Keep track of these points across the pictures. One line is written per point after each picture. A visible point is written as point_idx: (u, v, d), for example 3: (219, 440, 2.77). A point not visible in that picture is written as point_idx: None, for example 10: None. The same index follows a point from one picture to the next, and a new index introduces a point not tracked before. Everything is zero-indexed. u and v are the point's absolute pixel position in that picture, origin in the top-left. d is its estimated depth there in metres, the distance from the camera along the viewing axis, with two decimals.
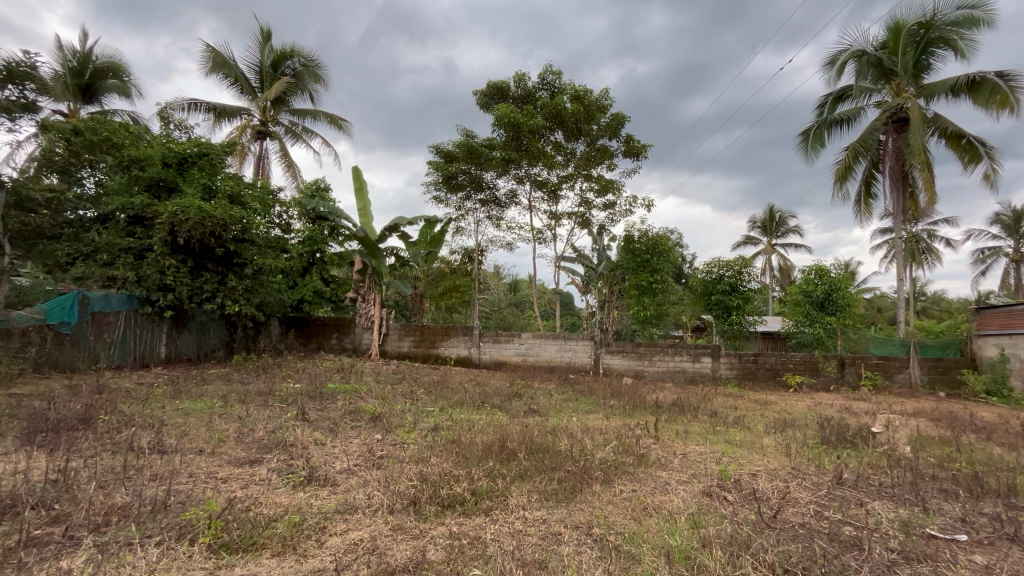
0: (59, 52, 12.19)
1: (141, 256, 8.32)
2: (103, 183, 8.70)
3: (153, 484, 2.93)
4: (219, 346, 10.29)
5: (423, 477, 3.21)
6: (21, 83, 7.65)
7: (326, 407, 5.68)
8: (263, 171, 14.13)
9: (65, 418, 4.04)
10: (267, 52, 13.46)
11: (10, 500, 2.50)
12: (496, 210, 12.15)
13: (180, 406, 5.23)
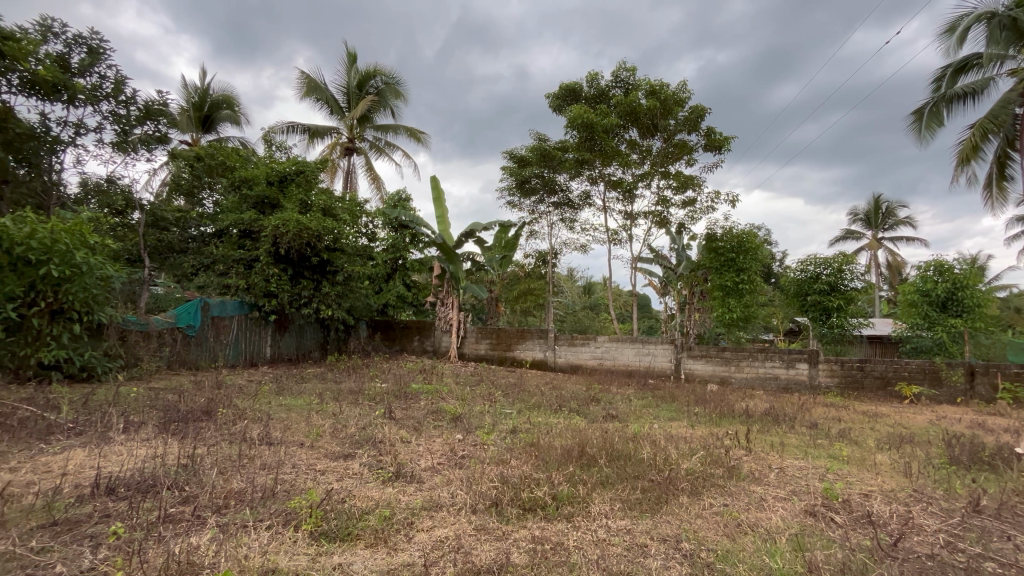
0: (185, 90, 13.98)
1: (250, 266, 9.27)
2: (219, 202, 9.83)
3: (263, 472, 3.23)
4: (314, 347, 11.18)
5: (504, 479, 3.24)
6: (157, 119, 8.88)
7: (410, 406, 5.94)
8: (351, 184, 15.17)
9: (193, 410, 4.58)
10: (353, 73, 14.47)
11: (151, 480, 2.88)
12: (570, 212, 12.05)
13: (284, 402, 5.73)
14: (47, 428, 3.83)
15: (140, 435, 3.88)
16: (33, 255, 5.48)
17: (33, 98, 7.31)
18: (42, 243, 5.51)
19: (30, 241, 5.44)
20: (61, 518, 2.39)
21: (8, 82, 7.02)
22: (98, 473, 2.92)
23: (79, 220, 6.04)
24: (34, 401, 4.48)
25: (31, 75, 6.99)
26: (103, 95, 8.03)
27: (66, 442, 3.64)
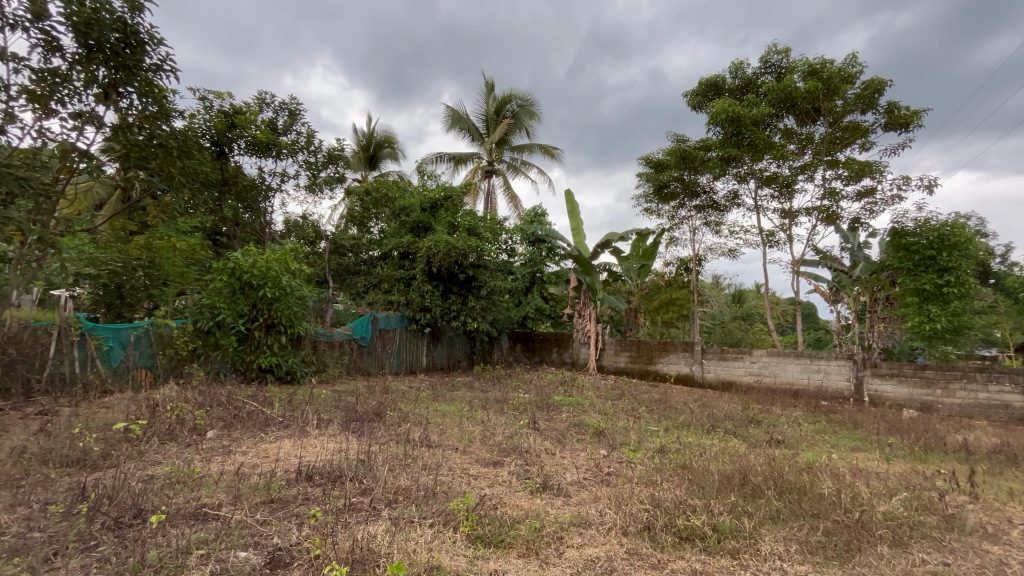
0: (356, 135, 16.38)
1: (408, 284, 10.38)
2: (384, 229, 11.21)
3: (424, 473, 3.53)
4: (462, 357, 12.03)
5: (656, 502, 3.05)
6: (336, 163, 10.58)
7: (553, 418, 5.98)
8: (491, 204, 16.12)
9: (367, 412, 5.25)
10: (491, 101, 15.47)
11: (339, 471, 3.35)
12: (715, 215, 11.13)
13: (439, 408, 6.25)
14: (265, 421, 4.73)
15: (329, 430, 4.57)
16: (255, 281, 6.89)
17: (253, 156, 9.27)
18: (260, 271, 6.92)
19: (253, 269, 6.87)
20: (276, 496, 2.91)
21: (238, 146, 9.02)
22: (300, 461, 3.50)
23: (285, 251, 7.43)
24: (257, 398, 5.58)
25: (252, 138, 8.89)
26: (299, 147, 9.83)
27: (278, 433, 4.45)
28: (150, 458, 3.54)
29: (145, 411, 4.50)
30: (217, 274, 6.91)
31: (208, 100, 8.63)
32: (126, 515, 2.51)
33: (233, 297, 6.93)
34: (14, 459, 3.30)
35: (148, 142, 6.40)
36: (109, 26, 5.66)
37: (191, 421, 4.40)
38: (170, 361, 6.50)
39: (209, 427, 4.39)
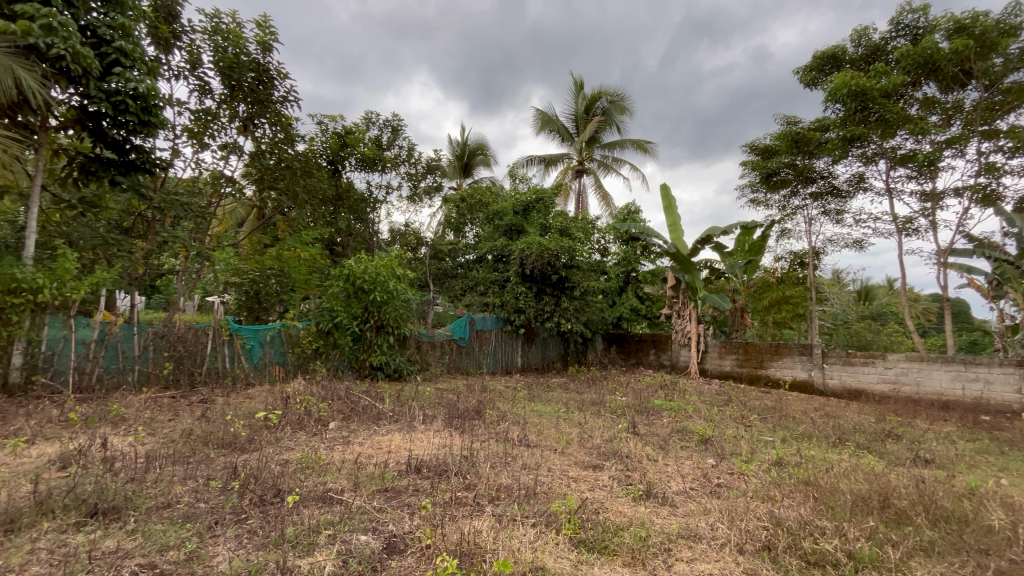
0: (451, 145, 17.14)
1: (503, 286, 10.62)
2: (479, 234, 11.59)
3: (524, 472, 3.58)
4: (556, 358, 12.03)
5: (777, 520, 2.77)
6: (434, 172, 11.17)
7: (654, 423, 5.74)
8: (583, 204, 15.94)
9: (468, 410, 5.46)
10: (580, 99, 15.31)
11: (445, 466, 3.51)
12: (836, 203, 9.93)
13: (536, 409, 6.29)
14: (377, 415, 5.12)
15: (434, 426, 4.83)
16: (366, 286, 7.49)
17: (362, 171, 10.12)
18: (370, 277, 7.52)
19: (364, 275, 7.49)
20: (390, 485, 3.13)
21: (349, 163, 9.91)
22: (410, 454, 3.73)
23: (391, 258, 8.00)
24: (370, 393, 6.07)
25: (360, 155, 9.70)
26: (401, 160, 10.54)
27: (389, 426, 4.80)
28: (284, 444, 4.00)
29: (280, 402, 5.11)
30: (334, 280, 7.63)
31: (324, 124, 9.59)
32: (268, 494, 2.86)
33: (348, 301, 7.60)
34: (183, 439, 3.92)
35: (277, 164, 7.53)
36: (247, 67, 6.88)
37: (316, 412, 4.90)
38: (298, 358, 7.37)
39: (330, 419, 4.86)
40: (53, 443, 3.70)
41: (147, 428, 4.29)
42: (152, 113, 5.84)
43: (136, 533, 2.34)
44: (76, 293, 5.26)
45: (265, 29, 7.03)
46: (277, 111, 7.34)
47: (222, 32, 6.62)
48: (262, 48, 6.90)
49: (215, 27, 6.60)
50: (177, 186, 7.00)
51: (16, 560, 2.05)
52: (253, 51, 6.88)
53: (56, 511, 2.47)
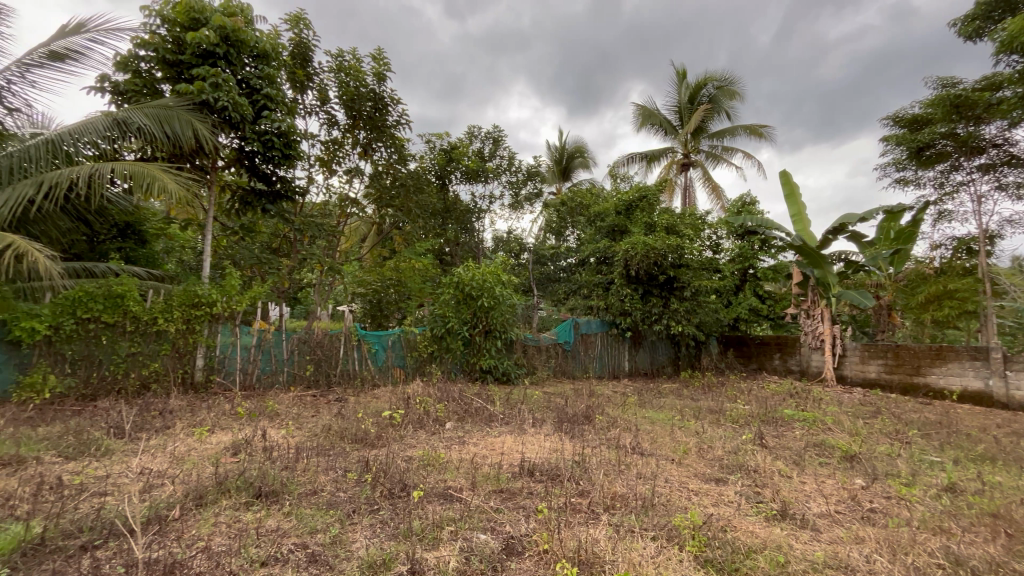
0: (550, 151, 17.26)
1: (607, 288, 10.36)
2: (580, 237, 11.47)
3: (640, 481, 3.44)
4: (667, 362, 11.45)
5: (958, 561, 2.31)
6: (534, 179, 11.35)
7: (785, 435, 5.15)
8: (690, 199, 15.04)
9: (577, 414, 5.41)
10: (684, 89, 14.49)
11: (557, 471, 3.50)
12: (1015, 175, 8.17)
13: (648, 415, 6.03)
14: (489, 417, 5.29)
15: (544, 430, 4.85)
16: (474, 292, 7.80)
17: (467, 184, 10.63)
18: (478, 285, 7.83)
19: (472, 282, 7.83)
20: (504, 486, 3.20)
21: (455, 176, 10.46)
22: (522, 457, 3.78)
23: (496, 265, 8.26)
24: (481, 396, 6.30)
25: (465, 168, 10.18)
26: (503, 170, 10.89)
27: (500, 428, 4.93)
28: (407, 441, 4.31)
29: (402, 403, 5.52)
30: (445, 288, 8.08)
31: (432, 142, 10.24)
32: (395, 488, 3.09)
33: (458, 307, 7.98)
34: (325, 433, 4.41)
35: (392, 184, 8.21)
36: (366, 98, 7.61)
37: (434, 412, 5.20)
38: (416, 361, 7.90)
39: (447, 419, 5.13)
40: (227, 432, 4.39)
41: (297, 422, 4.91)
42: (292, 147, 6.72)
43: (290, 515, 2.67)
44: (240, 306, 6.21)
45: (379, 61, 7.73)
46: (392, 134, 8.01)
47: (345, 69, 7.41)
48: (377, 78, 7.58)
49: (339, 65, 7.41)
50: (312, 209, 7.95)
51: (204, 531, 2.46)
52: (370, 83, 7.59)
53: (232, 490, 2.92)
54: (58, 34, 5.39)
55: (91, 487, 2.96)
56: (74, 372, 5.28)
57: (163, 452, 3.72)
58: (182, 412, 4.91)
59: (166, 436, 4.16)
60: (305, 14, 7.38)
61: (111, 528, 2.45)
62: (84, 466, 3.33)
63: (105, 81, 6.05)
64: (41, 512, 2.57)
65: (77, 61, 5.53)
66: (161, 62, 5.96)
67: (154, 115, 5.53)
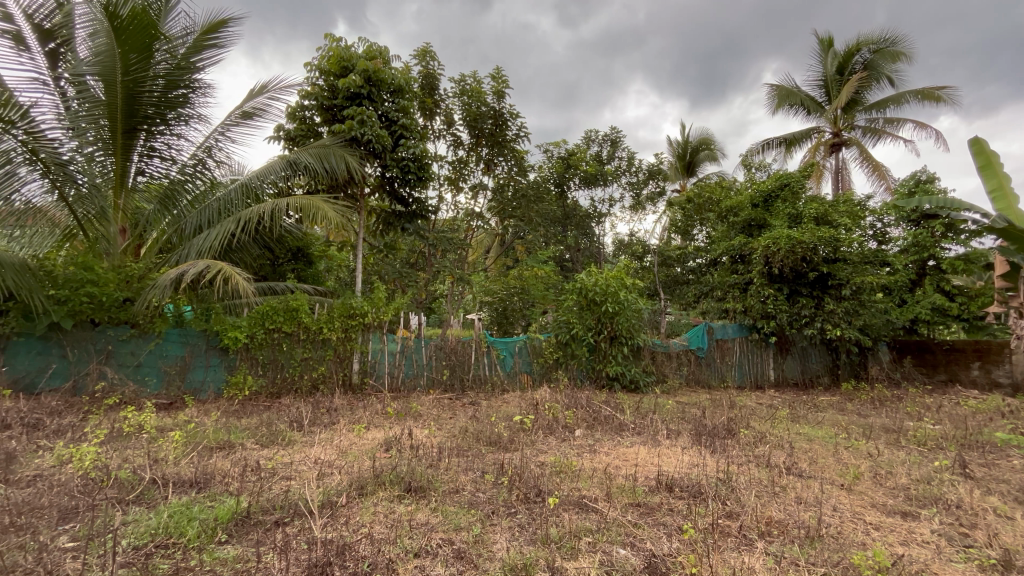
0: (672, 146, 16.35)
1: (745, 289, 9.41)
2: (710, 235, 10.64)
3: (800, 506, 3.03)
4: (823, 371, 9.92)
5: None
6: (656, 178, 10.86)
7: (997, 464, 4.13)
8: (843, 183, 13.07)
9: (717, 427, 4.97)
10: (831, 59, 12.69)
11: (699, 488, 3.25)
12: None
13: (803, 431, 5.30)
14: (619, 425, 5.13)
15: (681, 442, 4.55)
16: (598, 298, 7.67)
17: (586, 189, 10.58)
18: (602, 290, 7.69)
19: (596, 288, 7.72)
20: (641, 501, 3.05)
21: (574, 183, 10.47)
22: (659, 470, 3.57)
23: (620, 269, 8.06)
24: (609, 403, 6.14)
25: (583, 173, 10.12)
26: (623, 171, 10.62)
27: (632, 438, 4.75)
28: (539, 446, 4.37)
29: (532, 408, 5.63)
30: (569, 294, 8.07)
31: (551, 151, 10.40)
32: (531, 492, 3.14)
33: (582, 313, 7.91)
34: (463, 434, 4.67)
35: (514, 196, 8.57)
36: (487, 116, 8.01)
37: (563, 419, 5.21)
38: (543, 368, 7.99)
39: (576, 426, 5.10)
40: (380, 430, 4.90)
41: (437, 423, 5.28)
42: (425, 170, 7.34)
43: (437, 511, 2.86)
44: (387, 316, 6.93)
45: (499, 80, 8.08)
46: (512, 148, 8.34)
47: (467, 92, 7.88)
48: (497, 96, 7.93)
49: (462, 89, 7.90)
50: (443, 225, 8.58)
51: (367, 518, 2.75)
52: (491, 101, 7.97)
53: (387, 483, 3.23)
54: (248, 97, 6.59)
55: (279, 471, 3.52)
56: (265, 373, 6.37)
57: (332, 444, 4.29)
58: (344, 410, 5.60)
59: (332, 430, 4.79)
60: (431, 47, 8.04)
61: (296, 508, 2.87)
62: (274, 453, 3.98)
63: (280, 131, 7.24)
64: (246, 490, 3.11)
65: (261, 117, 6.69)
66: (321, 108, 6.94)
67: (316, 154, 6.44)
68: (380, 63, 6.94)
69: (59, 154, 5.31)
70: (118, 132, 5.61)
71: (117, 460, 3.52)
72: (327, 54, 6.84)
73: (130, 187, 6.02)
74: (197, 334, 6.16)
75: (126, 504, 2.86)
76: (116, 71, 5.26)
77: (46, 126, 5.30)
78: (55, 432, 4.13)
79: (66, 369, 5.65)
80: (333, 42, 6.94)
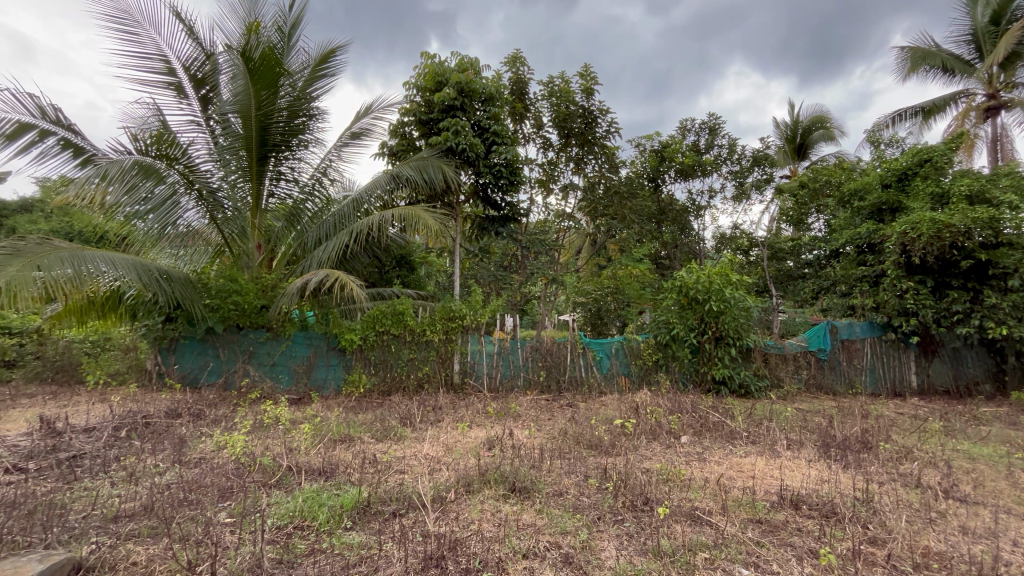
0: (779, 129, 14.94)
1: (877, 282, 8.26)
2: (830, 223, 9.50)
3: (966, 538, 2.57)
4: (984, 377, 8.42)
5: None
6: (763, 164, 9.98)
7: None
8: (1004, 154, 10.96)
9: (848, 438, 4.39)
10: (982, 8, 10.72)
11: (832, 507, 2.90)
12: None
13: (962, 448, 4.50)
14: (731, 433, 4.76)
15: (805, 455, 4.10)
16: (701, 296, 7.21)
17: (682, 181, 10.04)
18: (704, 287, 7.21)
19: (697, 285, 7.26)
20: (763, 517, 2.79)
21: (669, 176, 9.98)
22: (780, 485, 3.24)
23: (724, 264, 7.49)
24: (718, 409, 5.72)
25: (679, 165, 9.61)
26: (723, 160, 9.91)
27: (746, 448, 4.37)
28: (643, 452, 4.20)
29: (633, 412, 5.41)
30: (668, 292, 7.66)
31: (643, 145, 10.03)
32: (638, 500, 3.02)
33: (683, 313, 7.48)
34: (563, 436, 4.64)
35: (605, 193, 8.49)
36: (576, 115, 7.93)
37: (667, 424, 4.95)
38: (642, 370, 7.68)
39: (682, 432, 4.82)
40: (482, 429, 5.05)
41: (536, 424, 5.31)
42: (517, 174, 7.49)
43: (542, 513, 2.86)
44: (484, 318, 7.12)
45: (587, 77, 7.97)
46: (602, 145, 8.21)
47: (556, 93, 7.88)
48: (586, 94, 7.83)
49: (550, 90, 7.91)
50: (535, 227, 8.64)
51: (475, 515, 2.84)
52: (579, 100, 7.89)
53: (492, 481, 3.30)
54: (356, 119, 7.19)
55: (394, 464, 3.77)
56: (377, 372, 6.88)
57: (440, 441, 4.50)
58: (447, 408, 5.86)
59: (438, 428, 5.03)
60: (519, 53, 8.16)
61: (410, 500, 3.04)
62: (388, 447, 4.28)
63: (384, 147, 7.79)
64: (366, 481, 3.37)
65: (368, 136, 7.27)
66: (418, 123, 7.36)
67: (416, 166, 6.83)
68: (471, 74, 7.19)
69: (210, 184, 6.27)
70: (254, 161, 6.42)
71: (261, 448, 4.01)
72: (423, 71, 7.24)
73: (264, 209, 6.87)
74: (319, 336, 6.83)
75: (270, 488, 3.25)
76: (251, 107, 6.03)
77: (200, 161, 6.23)
78: (213, 422, 4.82)
79: (219, 367, 6.64)
80: (428, 59, 7.32)
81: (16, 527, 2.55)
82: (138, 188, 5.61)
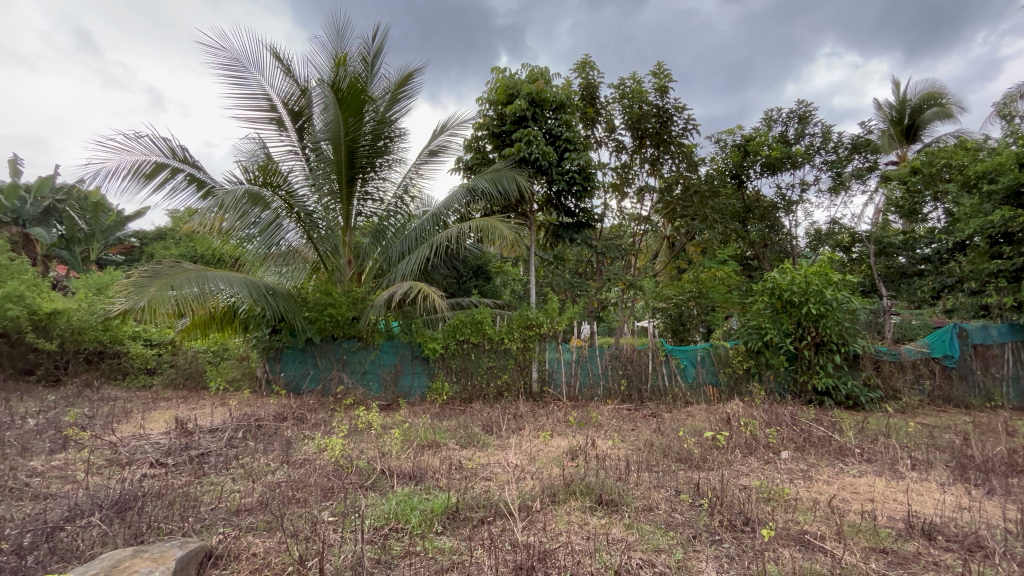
0: (882, 111, 13.48)
1: (1019, 277, 7.08)
2: (952, 211, 8.34)
3: None
4: None
5: None
6: (864, 150, 9.03)
7: None
8: None
9: (990, 459, 3.79)
10: None
11: (975, 539, 2.52)
12: None
13: None
14: (840, 449, 4.31)
15: (935, 477, 3.59)
16: (797, 299, 6.63)
17: (769, 176, 9.35)
18: (801, 288, 6.61)
19: (792, 287, 6.67)
20: (887, 547, 2.48)
21: (754, 171, 9.34)
22: (907, 510, 2.87)
23: (824, 263, 6.83)
24: (822, 422, 5.21)
25: (766, 159, 8.98)
26: (816, 150, 9.10)
27: (861, 466, 3.93)
28: (738, 467, 3.92)
29: (725, 424, 5.07)
30: (758, 295, 7.12)
31: (723, 140, 9.50)
32: (737, 520, 2.80)
33: (776, 317, 6.91)
34: (649, 448, 4.45)
35: (684, 194, 8.11)
36: (650, 115, 7.71)
37: (764, 438, 4.57)
38: (731, 379, 7.22)
39: (783, 448, 4.42)
40: (563, 438, 5.00)
41: (619, 435, 5.16)
42: (590, 179, 7.41)
43: (633, 528, 2.76)
44: (561, 325, 7.08)
45: (660, 75, 7.71)
46: (679, 144, 7.91)
47: (628, 94, 7.71)
48: (660, 92, 7.57)
49: (622, 93, 7.76)
50: (610, 232, 8.46)
51: (562, 527, 2.80)
52: (653, 99, 7.67)
53: (578, 492, 3.25)
54: (433, 136, 7.52)
55: (479, 472, 3.83)
56: (458, 380, 7.08)
57: (522, 450, 4.52)
58: (528, 417, 5.89)
59: (519, 436, 5.06)
60: (589, 58, 8.10)
61: (497, 508, 3.07)
62: (473, 454, 4.37)
63: (460, 162, 8.07)
64: (453, 486, 3.47)
65: (445, 152, 7.57)
66: (492, 136, 7.54)
67: (490, 178, 6.99)
68: (542, 84, 7.24)
69: (307, 207, 6.86)
70: (344, 183, 6.93)
71: (358, 451, 4.28)
72: (495, 85, 7.40)
73: (353, 227, 7.38)
74: (404, 345, 7.17)
75: (366, 489, 3.45)
76: (341, 134, 6.52)
77: (298, 186, 6.84)
78: (314, 425, 5.22)
79: (318, 375, 7.20)
80: (499, 73, 7.49)
81: (160, 514, 2.93)
82: (249, 214, 6.28)
